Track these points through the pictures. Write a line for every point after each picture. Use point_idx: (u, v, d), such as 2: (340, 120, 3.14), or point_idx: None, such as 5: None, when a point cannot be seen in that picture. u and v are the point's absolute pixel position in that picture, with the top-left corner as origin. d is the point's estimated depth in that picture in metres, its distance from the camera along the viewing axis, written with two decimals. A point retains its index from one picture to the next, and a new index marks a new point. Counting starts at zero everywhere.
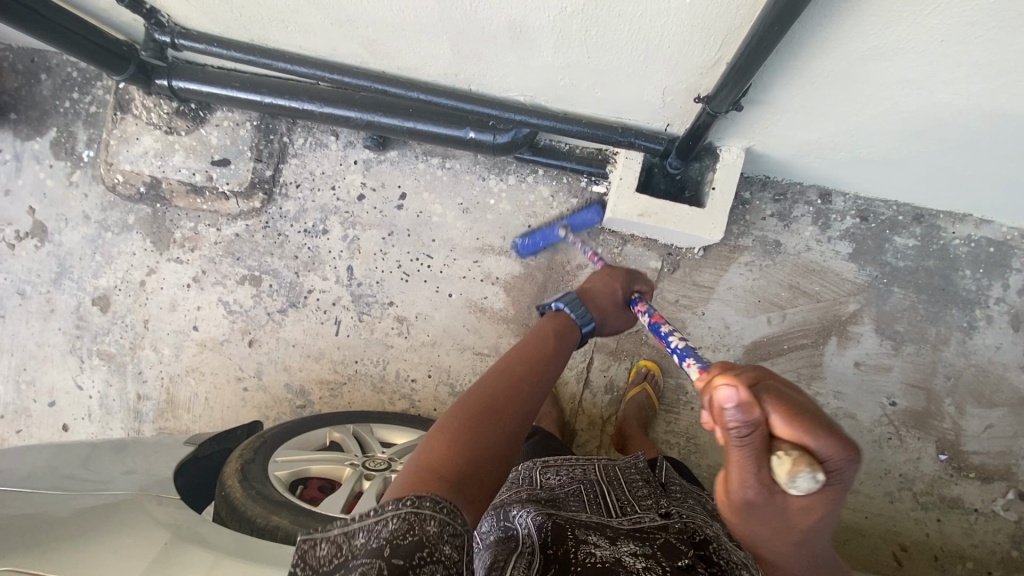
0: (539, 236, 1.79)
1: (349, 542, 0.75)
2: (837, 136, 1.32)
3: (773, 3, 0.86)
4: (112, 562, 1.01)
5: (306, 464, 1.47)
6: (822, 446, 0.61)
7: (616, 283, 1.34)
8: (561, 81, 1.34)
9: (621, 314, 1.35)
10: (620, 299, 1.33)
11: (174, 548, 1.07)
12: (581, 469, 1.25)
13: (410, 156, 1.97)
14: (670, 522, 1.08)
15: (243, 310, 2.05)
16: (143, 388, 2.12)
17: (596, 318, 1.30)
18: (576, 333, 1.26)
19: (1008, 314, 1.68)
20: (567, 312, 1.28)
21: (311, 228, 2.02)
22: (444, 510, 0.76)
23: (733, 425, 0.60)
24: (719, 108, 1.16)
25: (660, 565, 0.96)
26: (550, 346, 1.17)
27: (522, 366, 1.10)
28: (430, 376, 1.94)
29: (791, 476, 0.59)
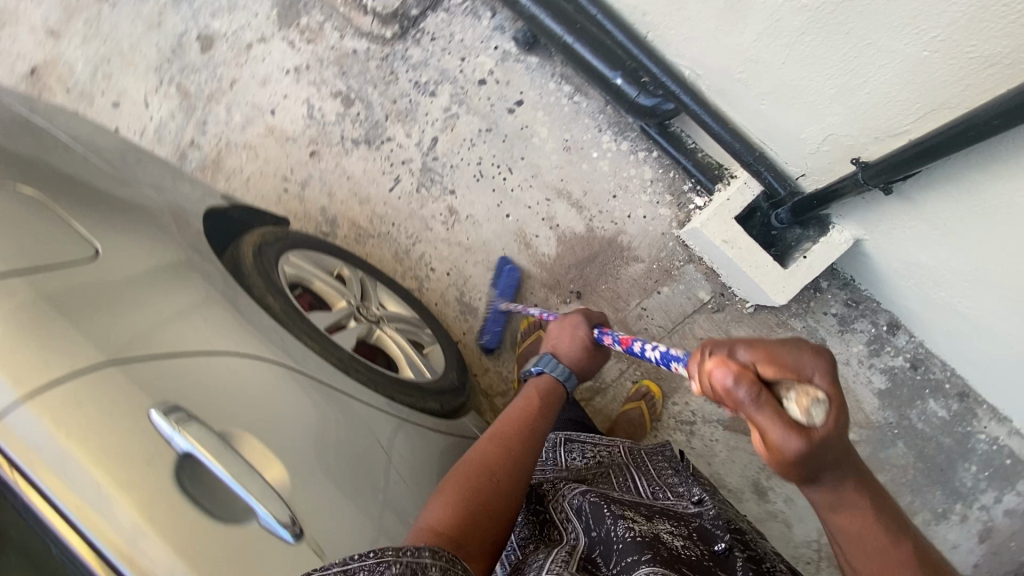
0: (488, 325, 1.86)
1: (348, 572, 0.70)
2: (953, 274, 1.26)
3: (1006, 97, 0.84)
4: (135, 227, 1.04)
5: (311, 276, 1.50)
6: (808, 365, 0.65)
7: (577, 325, 1.26)
8: (735, 74, 1.30)
9: (597, 354, 1.28)
10: (588, 338, 1.25)
11: (187, 258, 1.06)
12: (606, 452, 1.28)
13: (547, 70, 1.91)
14: (704, 509, 1.09)
15: (322, 121, 2.05)
16: (199, 138, 2.15)
17: (576, 370, 1.25)
18: (562, 389, 1.22)
19: (983, 525, 1.66)
20: (548, 373, 1.23)
21: (422, 84, 1.99)
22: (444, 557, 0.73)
23: (742, 396, 0.62)
24: (870, 180, 1.13)
25: (699, 547, 0.96)
26: (537, 407, 1.16)
27: (515, 427, 1.09)
28: (449, 274, 1.95)
29: (805, 410, 0.62)
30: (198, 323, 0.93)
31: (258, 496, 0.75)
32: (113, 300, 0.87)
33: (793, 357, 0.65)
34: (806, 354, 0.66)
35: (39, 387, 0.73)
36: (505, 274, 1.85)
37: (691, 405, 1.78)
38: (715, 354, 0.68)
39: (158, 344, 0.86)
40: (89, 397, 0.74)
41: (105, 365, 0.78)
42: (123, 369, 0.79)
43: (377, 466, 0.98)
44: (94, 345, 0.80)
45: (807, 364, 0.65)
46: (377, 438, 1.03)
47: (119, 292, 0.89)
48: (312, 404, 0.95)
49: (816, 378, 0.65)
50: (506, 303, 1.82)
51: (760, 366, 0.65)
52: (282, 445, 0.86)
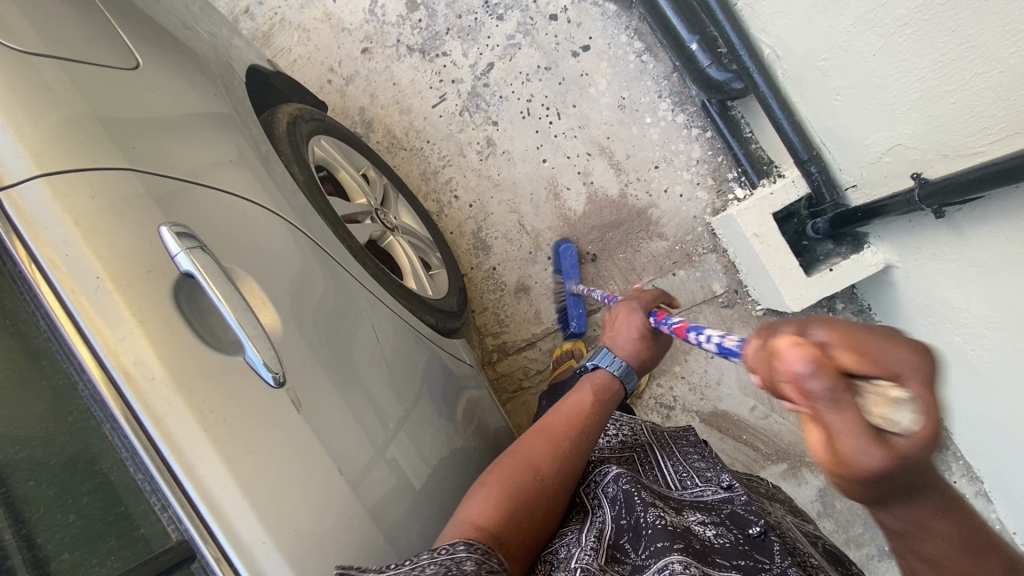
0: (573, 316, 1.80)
1: None
2: (975, 320, 1.24)
3: None
4: (173, 59, 1.01)
5: (338, 166, 1.48)
6: (900, 358, 0.48)
7: (635, 314, 1.11)
8: (819, 61, 1.26)
9: (659, 341, 1.14)
10: (647, 329, 1.11)
11: (220, 104, 1.05)
12: (630, 429, 1.14)
13: (622, 21, 1.84)
14: (735, 493, 0.98)
15: (382, 19, 1.98)
16: (254, 7, 2.07)
17: (636, 368, 1.12)
18: (619, 387, 1.11)
19: None
20: (605, 368, 1.12)
21: (492, 5, 1.91)
22: (477, 551, 0.74)
23: (818, 383, 0.46)
24: (926, 200, 1.10)
25: (732, 532, 0.89)
26: (591, 403, 1.08)
27: (566, 424, 1.03)
28: (471, 206, 1.91)
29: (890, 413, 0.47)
30: (222, 166, 0.92)
31: (250, 335, 0.73)
32: (143, 111, 0.86)
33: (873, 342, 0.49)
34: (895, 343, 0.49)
35: (59, 171, 0.72)
36: (563, 254, 1.79)
37: (675, 391, 1.78)
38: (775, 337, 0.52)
39: (177, 171, 0.84)
40: (105, 195, 0.73)
41: (124, 169, 0.77)
42: (140, 178, 0.78)
43: (368, 356, 0.97)
44: (117, 148, 0.78)
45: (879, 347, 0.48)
46: (373, 326, 1.02)
47: (150, 107, 0.88)
48: (318, 275, 0.95)
49: (901, 375, 0.48)
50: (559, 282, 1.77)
51: (839, 351, 0.48)
52: (281, 298, 0.85)
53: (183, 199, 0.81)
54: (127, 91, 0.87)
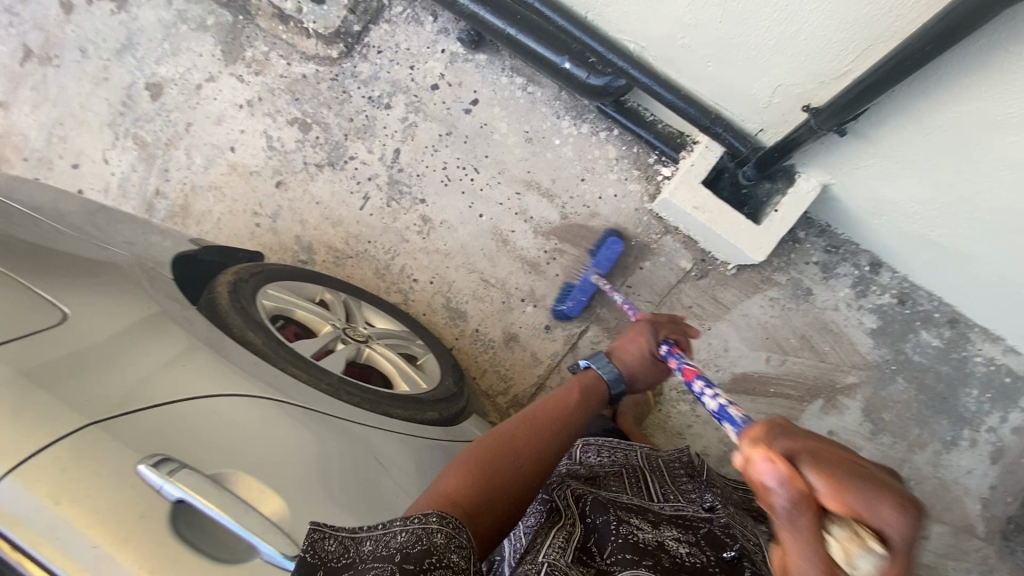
0: (574, 293, 1.80)
1: (355, 545, 0.77)
2: (920, 204, 1.28)
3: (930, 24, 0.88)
4: (101, 292, 1.05)
5: (292, 305, 1.48)
6: (892, 519, 0.52)
7: (643, 337, 1.21)
8: (678, 40, 1.33)
9: (657, 372, 1.23)
10: (650, 352, 1.20)
11: (156, 308, 1.09)
12: (622, 455, 1.17)
13: (497, 66, 1.92)
14: (716, 516, 0.99)
15: (283, 150, 2.04)
16: (164, 186, 2.12)
17: (626, 378, 1.21)
18: (602, 395, 1.20)
19: (993, 446, 1.64)
20: (595, 369, 1.22)
21: (376, 98, 1.99)
22: (449, 522, 0.78)
23: (779, 502, 0.54)
24: (823, 125, 1.15)
25: (704, 554, 0.89)
26: (575, 399, 1.14)
27: (547, 417, 1.10)
28: (432, 282, 1.93)
29: (849, 560, 0.52)
30: (181, 374, 0.98)
31: (258, 533, 0.80)
32: (90, 357, 0.93)
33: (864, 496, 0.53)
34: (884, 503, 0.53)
35: (25, 460, 0.78)
36: (607, 246, 1.77)
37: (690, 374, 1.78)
38: (767, 429, 0.61)
39: (143, 403, 0.91)
40: (82, 458, 0.80)
41: (88, 427, 0.83)
42: (107, 429, 0.84)
43: (380, 483, 1.03)
44: (78, 414, 0.84)
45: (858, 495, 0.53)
46: (376, 455, 1.09)
47: (96, 349, 0.94)
48: (307, 435, 1.02)
49: (892, 539, 0.52)
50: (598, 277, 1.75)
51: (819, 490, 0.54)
52: (276, 478, 0.91)
53: (151, 431, 0.87)
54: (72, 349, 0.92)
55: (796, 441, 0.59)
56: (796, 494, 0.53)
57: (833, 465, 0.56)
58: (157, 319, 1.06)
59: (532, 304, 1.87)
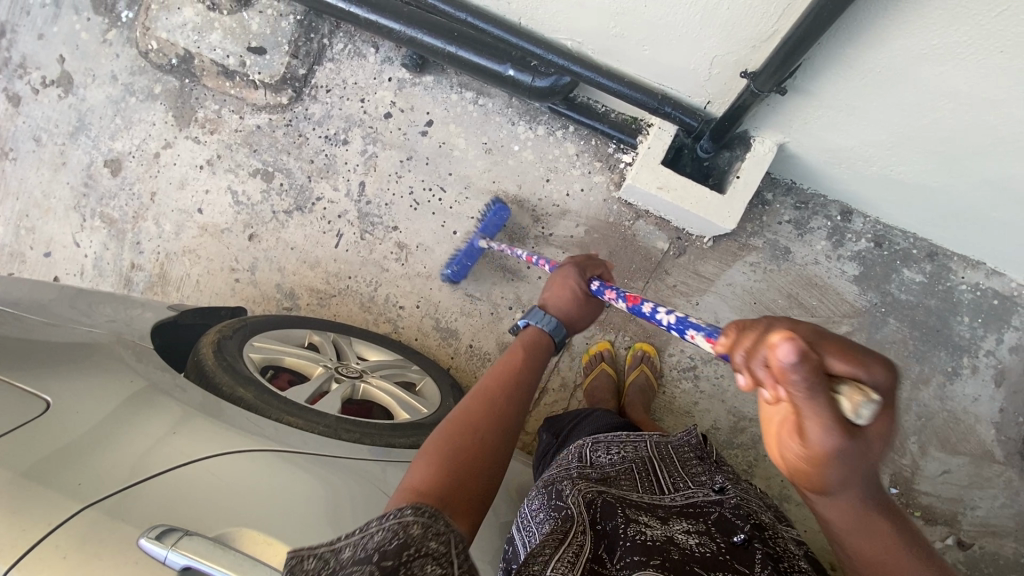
0: (461, 258, 1.85)
1: (336, 554, 0.72)
2: (873, 148, 1.30)
3: None
4: (84, 374, 1.05)
5: (281, 354, 1.48)
6: (882, 371, 0.53)
7: (570, 277, 1.22)
8: (611, 30, 1.36)
9: (588, 308, 1.23)
10: (581, 291, 1.21)
11: (142, 381, 1.09)
12: (632, 447, 1.18)
13: (445, 84, 1.94)
14: (726, 498, 1.03)
15: (250, 202, 2.05)
16: (138, 258, 2.12)
17: (563, 321, 1.20)
18: (549, 340, 1.18)
19: (995, 369, 1.65)
20: (536, 325, 1.19)
21: (332, 136, 2.00)
22: (425, 513, 0.75)
23: (796, 379, 0.48)
24: (762, 87, 1.17)
25: (715, 541, 0.91)
26: (520, 360, 1.11)
27: (498, 384, 1.05)
28: (418, 307, 1.93)
29: (855, 412, 0.50)
30: (174, 442, 0.98)
31: None
32: (79, 439, 0.93)
33: (845, 346, 0.53)
34: (867, 353, 0.53)
35: (27, 552, 0.77)
36: (623, 246, 1.73)
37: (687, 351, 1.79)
38: (765, 324, 0.56)
39: (142, 476, 0.90)
40: (84, 542, 0.80)
41: (86, 510, 0.83)
42: (104, 509, 0.84)
43: None
44: (76, 499, 0.84)
45: (847, 346, 0.53)
46: (383, 488, 1.09)
47: (85, 430, 0.94)
48: (311, 479, 1.01)
49: (881, 382, 0.52)
50: (484, 240, 1.79)
51: (826, 355, 0.52)
52: (282, 529, 0.90)
53: (152, 505, 0.87)
54: (61, 436, 0.92)
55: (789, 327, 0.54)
56: (812, 372, 0.48)
57: (824, 336, 0.53)
58: (144, 392, 1.06)
59: (520, 310, 1.88)
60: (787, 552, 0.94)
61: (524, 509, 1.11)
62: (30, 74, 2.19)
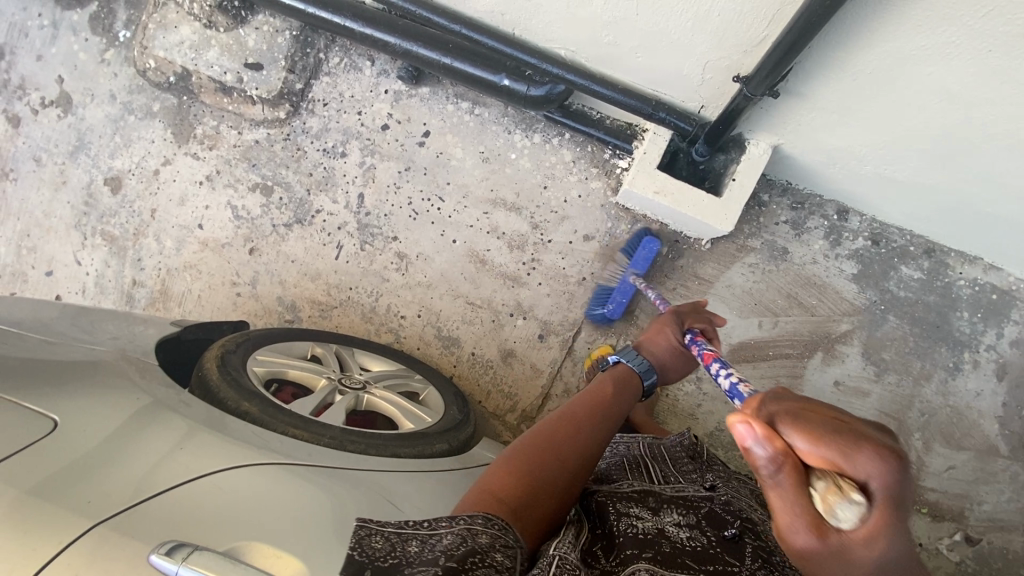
0: (613, 295, 1.80)
1: (402, 541, 0.81)
2: (864, 146, 1.31)
3: None
4: (89, 392, 1.05)
5: (284, 366, 1.48)
6: (869, 470, 0.61)
7: (668, 328, 1.32)
8: (604, 38, 1.37)
9: (683, 361, 1.33)
10: (677, 343, 1.31)
11: (148, 397, 1.09)
12: (626, 446, 1.20)
13: (441, 95, 1.96)
14: (717, 494, 1.04)
15: (249, 217, 2.06)
16: (139, 275, 2.13)
17: (654, 365, 1.32)
18: (637, 383, 1.29)
19: (996, 363, 1.66)
20: (626, 363, 1.32)
21: (330, 148, 2.02)
22: (494, 525, 0.87)
23: (763, 463, 0.64)
24: (755, 91, 1.18)
25: (706, 534, 0.92)
26: (607, 392, 1.24)
27: (581, 410, 1.18)
28: (419, 316, 1.94)
29: (825, 502, 0.62)
30: (181, 456, 0.99)
31: None
32: (87, 457, 0.93)
33: (839, 444, 0.63)
34: (862, 451, 0.62)
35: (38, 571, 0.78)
36: (644, 245, 1.77)
37: None
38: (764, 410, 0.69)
39: (152, 491, 0.91)
40: (94, 559, 0.80)
41: (95, 528, 0.83)
42: (112, 525, 0.84)
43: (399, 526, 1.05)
44: (86, 516, 0.84)
45: (830, 442, 0.63)
46: (390, 498, 1.09)
47: (93, 448, 0.95)
48: (318, 490, 1.02)
49: (872, 483, 0.61)
50: (637, 278, 1.74)
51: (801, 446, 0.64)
52: (291, 541, 0.90)
53: (161, 517, 0.88)
54: (69, 455, 0.92)
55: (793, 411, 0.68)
56: (780, 463, 0.63)
57: (812, 425, 0.65)
58: (151, 408, 1.06)
59: (520, 317, 1.89)
60: (777, 548, 0.95)
61: None
62: (29, 95, 2.21)
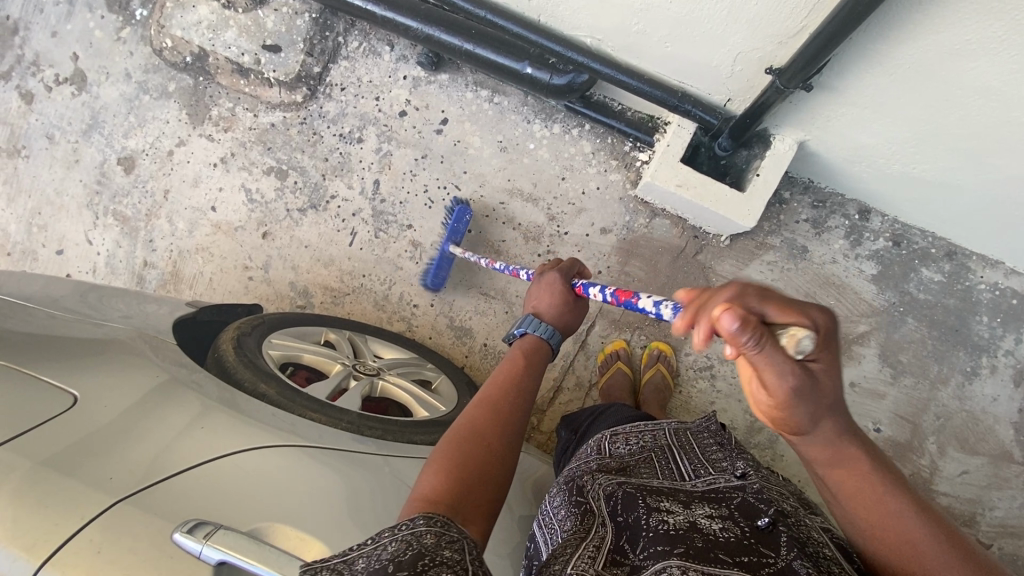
0: (455, 220, 1.82)
1: (347, 566, 0.71)
2: (895, 144, 1.29)
3: None
4: (109, 369, 1.04)
5: (299, 350, 1.47)
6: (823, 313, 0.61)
7: (555, 282, 1.25)
8: (633, 27, 1.35)
9: (577, 306, 1.26)
10: (568, 293, 1.24)
11: (165, 375, 1.08)
12: (651, 436, 1.18)
13: (460, 82, 1.94)
14: (749, 483, 0.99)
15: (263, 201, 2.04)
16: (151, 256, 2.12)
17: (557, 327, 1.23)
18: (546, 348, 1.19)
19: (1014, 369, 1.64)
20: (532, 333, 1.20)
21: (347, 134, 2.00)
22: (437, 523, 0.76)
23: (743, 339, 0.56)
24: (788, 84, 1.16)
25: (740, 525, 0.88)
26: (522, 365, 1.12)
27: (502, 392, 1.05)
28: (432, 305, 1.93)
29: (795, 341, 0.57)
30: (199, 435, 0.98)
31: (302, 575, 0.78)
32: (104, 434, 0.92)
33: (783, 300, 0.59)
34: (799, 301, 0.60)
35: (58, 548, 0.77)
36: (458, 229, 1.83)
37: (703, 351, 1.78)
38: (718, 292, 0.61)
39: (170, 470, 0.90)
40: (118, 534, 0.80)
41: (116, 504, 0.83)
42: (133, 502, 0.84)
43: None
44: (107, 492, 0.84)
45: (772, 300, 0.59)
46: (406, 483, 1.08)
47: (112, 425, 0.94)
48: (334, 476, 1.00)
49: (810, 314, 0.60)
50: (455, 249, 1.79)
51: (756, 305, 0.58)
52: (312, 523, 0.90)
53: (178, 496, 0.87)
54: (90, 431, 0.92)
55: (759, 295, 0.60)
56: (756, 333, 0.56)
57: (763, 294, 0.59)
58: (171, 387, 1.06)
59: None
60: (812, 538, 0.89)
61: (546, 506, 1.11)
62: (43, 72, 2.20)
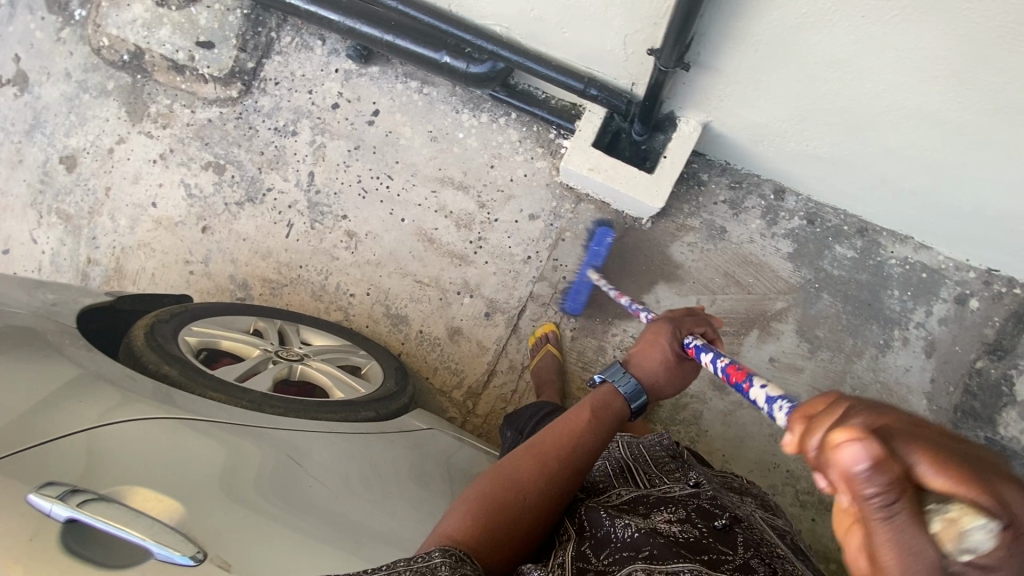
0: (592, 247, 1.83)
1: None
2: (784, 121, 1.34)
3: None
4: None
5: (219, 337, 1.50)
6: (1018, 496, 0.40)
7: (664, 339, 1.15)
8: (531, 13, 1.40)
9: (682, 369, 1.18)
10: (671, 355, 1.15)
11: (65, 351, 1.10)
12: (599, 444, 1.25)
13: (390, 74, 1.98)
14: (702, 490, 1.08)
15: (202, 195, 2.07)
16: (94, 253, 2.13)
17: (647, 387, 1.18)
18: (623, 403, 1.17)
19: (925, 340, 1.69)
20: (611, 382, 1.19)
21: (281, 127, 2.03)
22: (451, 556, 0.84)
23: (870, 491, 0.40)
24: (666, 63, 1.20)
25: (697, 527, 0.97)
26: (576, 429, 1.12)
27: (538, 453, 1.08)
28: (368, 294, 1.96)
29: (960, 535, 0.38)
30: (82, 401, 0.99)
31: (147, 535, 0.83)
32: None
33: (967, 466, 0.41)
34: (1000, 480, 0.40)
35: None
36: (599, 240, 1.83)
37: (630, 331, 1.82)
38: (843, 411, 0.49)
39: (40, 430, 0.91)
40: None
41: None
42: None
43: (301, 483, 1.05)
44: None
45: (954, 458, 0.41)
46: (291, 455, 1.10)
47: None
48: (215, 447, 1.03)
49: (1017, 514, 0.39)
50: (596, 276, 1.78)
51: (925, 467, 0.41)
52: (176, 488, 0.92)
53: (46, 458, 0.88)
54: None
55: (888, 416, 0.46)
56: (891, 484, 0.40)
57: (930, 440, 0.42)
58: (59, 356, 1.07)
59: (467, 295, 1.91)
60: (765, 541, 1.00)
61: None
62: None
